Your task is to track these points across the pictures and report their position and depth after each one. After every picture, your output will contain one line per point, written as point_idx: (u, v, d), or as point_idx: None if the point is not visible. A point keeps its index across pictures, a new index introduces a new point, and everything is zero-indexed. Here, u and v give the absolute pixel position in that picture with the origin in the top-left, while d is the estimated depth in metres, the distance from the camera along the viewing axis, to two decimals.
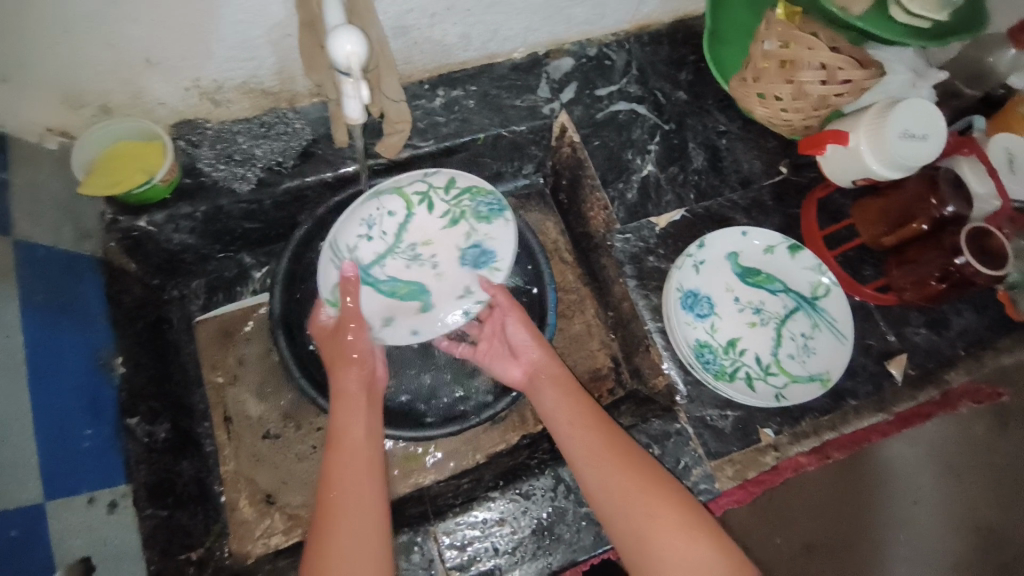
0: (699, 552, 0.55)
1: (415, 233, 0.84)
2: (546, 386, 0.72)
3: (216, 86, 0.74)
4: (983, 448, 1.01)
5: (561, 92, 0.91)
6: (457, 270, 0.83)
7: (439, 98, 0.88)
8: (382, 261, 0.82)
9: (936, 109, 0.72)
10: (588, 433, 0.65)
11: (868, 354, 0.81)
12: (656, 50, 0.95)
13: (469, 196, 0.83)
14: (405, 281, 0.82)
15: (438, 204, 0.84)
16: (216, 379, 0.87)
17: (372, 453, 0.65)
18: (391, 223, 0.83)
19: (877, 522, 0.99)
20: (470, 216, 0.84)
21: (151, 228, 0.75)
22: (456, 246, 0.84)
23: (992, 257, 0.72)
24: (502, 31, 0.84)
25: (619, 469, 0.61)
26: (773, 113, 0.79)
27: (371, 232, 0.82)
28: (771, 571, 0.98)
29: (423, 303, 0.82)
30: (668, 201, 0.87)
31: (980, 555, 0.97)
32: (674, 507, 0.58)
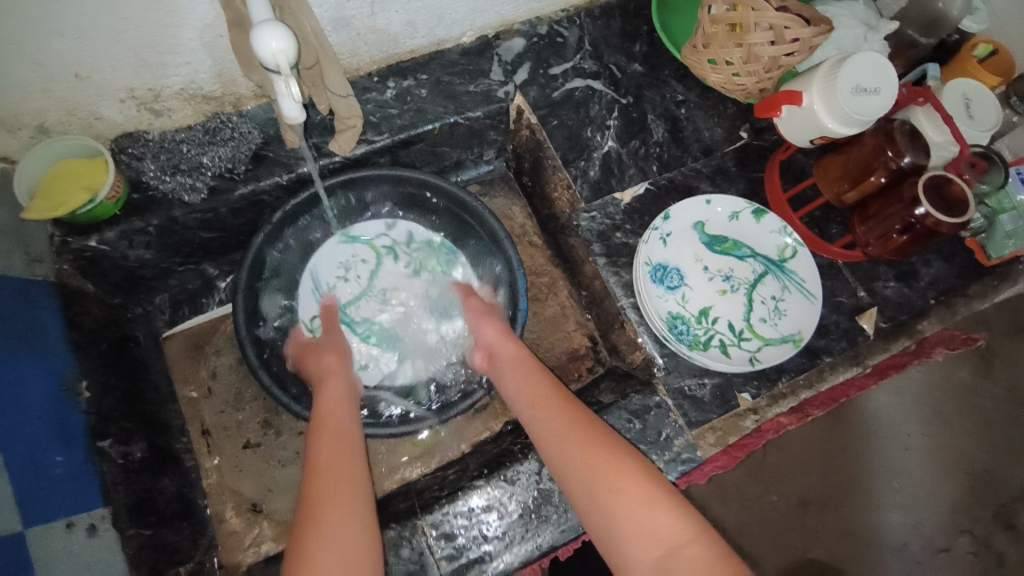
0: (658, 520, 0.54)
1: (385, 282, 0.90)
2: (508, 373, 0.74)
3: (154, 95, 0.72)
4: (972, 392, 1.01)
5: (515, 74, 0.90)
6: (426, 323, 0.89)
7: (390, 90, 0.86)
8: (357, 304, 0.88)
9: (885, 61, 0.72)
10: (552, 412, 0.66)
11: (841, 310, 0.81)
12: (608, 23, 0.93)
13: (426, 248, 0.91)
14: (381, 328, 0.88)
15: (404, 257, 0.91)
16: (190, 394, 0.85)
17: (352, 437, 0.65)
18: (364, 269, 0.90)
19: (870, 474, 0.99)
20: (432, 269, 0.91)
21: (105, 247, 0.74)
22: (426, 299, 0.90)
23: (953, 205, 0.72)
24: (448, 16, 0.82)
25: (580, 444, 0.61)
26: (726, 79, 0.80)
27: (348, 275, 0.89)
28: (766, 533, 0.99)
29: (396, 355, 0.87)
30: (631, 175, 0.86)
31: (976, 497, 0.98)
32: (633, 478, 0.57)
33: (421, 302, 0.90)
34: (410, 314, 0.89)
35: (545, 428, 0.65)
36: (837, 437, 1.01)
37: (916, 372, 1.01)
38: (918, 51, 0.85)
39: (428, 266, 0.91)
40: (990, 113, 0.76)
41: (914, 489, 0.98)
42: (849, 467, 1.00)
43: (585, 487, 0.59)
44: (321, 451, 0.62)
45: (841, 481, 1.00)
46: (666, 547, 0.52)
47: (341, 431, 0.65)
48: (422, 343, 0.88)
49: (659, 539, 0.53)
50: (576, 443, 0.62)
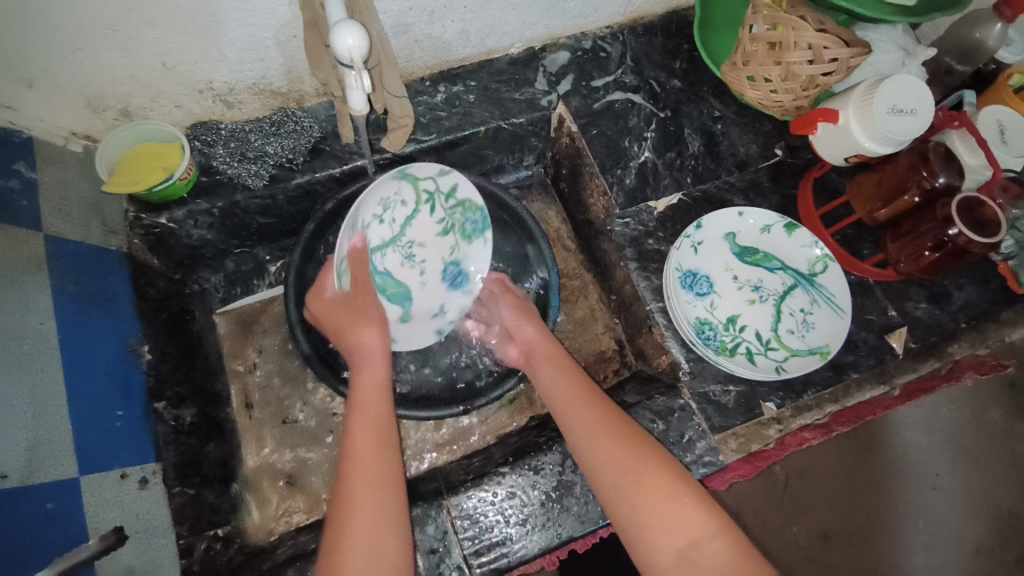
0: (685, 514, 0.56)
1: (415, 232, 0.88)
2: (543, 369, 0.76)
3: (229, 88, 0.78)
4: (1000, 434, 1.03)
5: (558, 84, 0.94)
6: (436, 286, 0.90)
7: (440, 94, 0.91)
8: (383, 250, 0.86)
9: (920, 83, 0.74)
10: (582, 408, 0.67)
11: (870, 328, 0.81)
12: (650, 40, 0.97)
13: (461, 210, 0.87)
14: (397, 279, 0.88)
15: (439, 209, 0.88)
16: (237, 368, 0.90)
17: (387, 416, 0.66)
18: (401, 212, 0.87)
19: (897, 507, 1.00)
20: (458, 232, 0.89)
21: (172, 225, 0.80)
22: (442, 261, 0.90)
23: (984, 226, 0.72)
24: (498, 27, 0.88)
25: (609, 440, 0.63)
26: (765, 95, 0.83)
27: (383, 216, 0.85)
28: (788, 563, 0.98)
29: (405, 311, 0.88)
30: (666, 185, 0.89)
31: (1001, 540, 0.98)
32: (661, 474, 0.59)
33: (440, 259, 0.90)
34: (427, 272, 0.90)
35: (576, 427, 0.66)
36: (863, 470, 1.02)
37: (946, 411, 1.04)
38: (954, 78, 0.87)
39: (459, 228, 0.88)
40: None
41: (938, 525, 0.99)
42: (874, 496, 1.01)
43: (610, 482, 0.60)
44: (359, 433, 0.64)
45: (865, 514, 1.00)
46: (692, 539, 0.54)
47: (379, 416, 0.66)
48: (428, 302, 0.89)
49: (684, 531, 0.55)
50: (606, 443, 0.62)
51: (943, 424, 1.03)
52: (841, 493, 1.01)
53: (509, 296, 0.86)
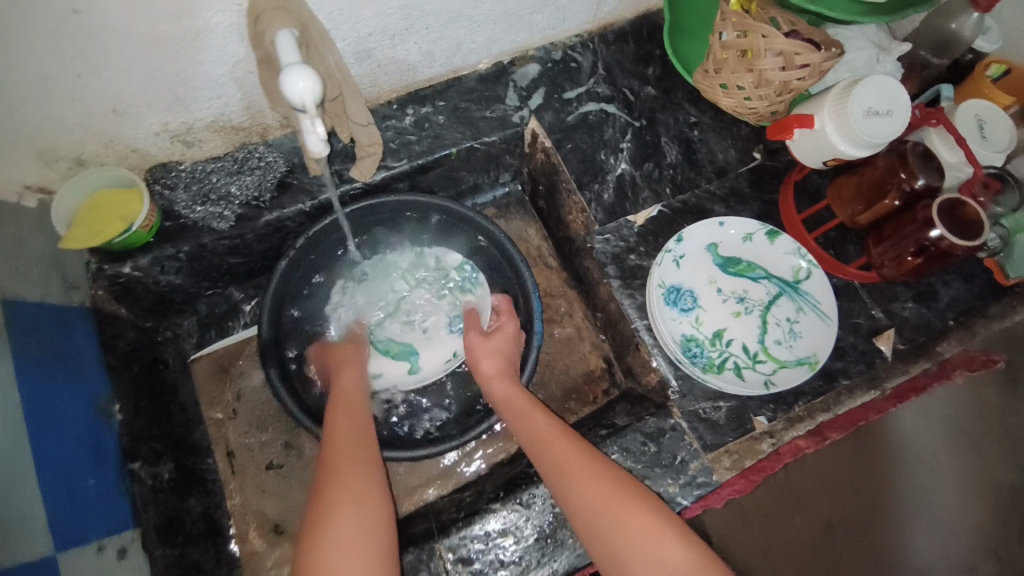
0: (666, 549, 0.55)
1: (409, 301, 0.93)
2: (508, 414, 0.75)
3: (186, 128, 0.75)
4: (996, 411, 0.97)
5: (530, 99, 0.92)
6: (442, 337, 0.91)
7: (409, 117, 0.89)
8: (379, 323, 0.92)
9: (897, 84, 0.73)
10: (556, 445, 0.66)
11: (858, 333, 0.80)
12: (622, 47, 0.95)
13: (451, 274, 0.93)
14: (398, 340, 0.91)
15: (429, 281, 0.93)
16: (216, 414, 0.88)
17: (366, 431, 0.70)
18: (388, 291, 0.93)
19: (896, 493, 0.96)
20: (455, 292, 0.92)
21: (137, 273, 0.77)
22: (443, 315, 0.92)
23: (967, 226, 0.71)
24: (465, 44, 0.85)
25: (588, 478, 0.62)
26: (738, 103, 0.81)
27: (371, 296, 0.93)
28: (789, 556, 0.95)
29: (413, 365, 0.90)
30: (645, 198, 0.87)
31: (1005, 521, 0.93)
32: (639, 511, 0.58)
33: (441, 316, 0.92)
34: (429, 329, 0.92)
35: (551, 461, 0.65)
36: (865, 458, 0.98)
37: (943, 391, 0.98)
38: (931, 72, 0.86)
39: (455, 291, 0.93)
40: (1005, 134, 0.75)
41: (945, 510, 0.95)
42: (876, 486, 0.97)
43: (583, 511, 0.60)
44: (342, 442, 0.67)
45: (869, 503, 0.97)
46: None
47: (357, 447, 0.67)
48: (436, 356, 0.90)
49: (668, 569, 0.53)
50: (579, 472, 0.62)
51: (944, 407, 0.97)
52: (844, 481, 0.98)
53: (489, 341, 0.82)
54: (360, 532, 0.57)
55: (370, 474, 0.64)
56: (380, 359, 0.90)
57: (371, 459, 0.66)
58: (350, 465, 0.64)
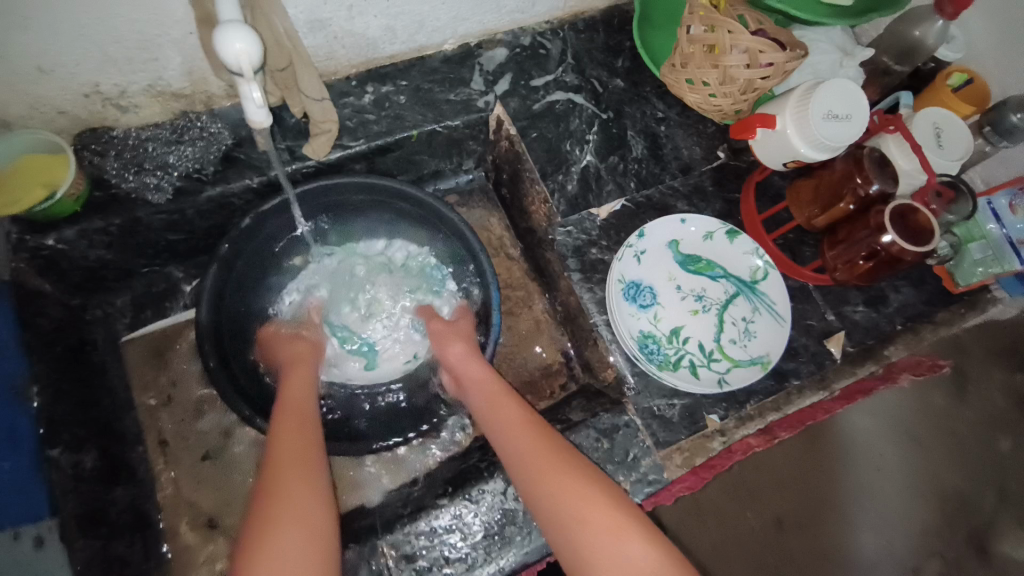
0: (630, 549, 0.54)
1: (376, 293, 0.91)
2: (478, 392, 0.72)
3: (120, 91, 0.69)
4: (943, 415, 0.98)
5: (495, 84, 0.90)
6: (401, 336, 0.90)
7: (368, 95, 0.85)
8: (339, 310, 0.90)
9: (856, 89, 0.73)
10: (523, 436, 0.64)
11: (810, 333, 0.81)
12: (591, 37, 0.94)
13: (423, 268, 0.91)
14: (357, 334, 0.89)
15: (397, 272, 0.92)
16: (149, 400, 0.83)
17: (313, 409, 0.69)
18: (356, 278, 0.91)
19: (844, 491, 0.97)
20: (421, 288, 0.91)
21: (62, 246, 0.71)
22: (406, 314, 0.91)
23: (918, 233, 0.72)
24: (429, 22, 0.82)
25: (559, 471, 0.60)
26: (703, 99, 0.81)
27: (336, 283, 0.90)
28: (736, 550, 0.95)
29: (369, 360, 0.88)
30: (609, 191, 0.86)
31: (948, 523, 0.95)
32: (607, 507, 0.57)
33: (402, 313, 0.91)
34: (392, 325, 0.90)
35: (516, 451, 0.63)
36: (814, 456, 0.98)
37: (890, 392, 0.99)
38: (892, 78, 0.88)
39: (422, 287, 0.91)
40: (960, 144, 0.77)
41: (887, 510, 0.95)
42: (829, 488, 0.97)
43: (552, 509, 0.58)
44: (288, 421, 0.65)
45: (817, 500, 0.97)
46: None
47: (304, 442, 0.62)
48: (397, 350, 0.89)
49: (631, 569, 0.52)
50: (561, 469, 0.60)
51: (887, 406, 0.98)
52: (793, 477, 0.98)
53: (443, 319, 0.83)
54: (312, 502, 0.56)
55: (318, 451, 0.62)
56: (337, 349, 0.88)
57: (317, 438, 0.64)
58: (296, 443, 0.62)
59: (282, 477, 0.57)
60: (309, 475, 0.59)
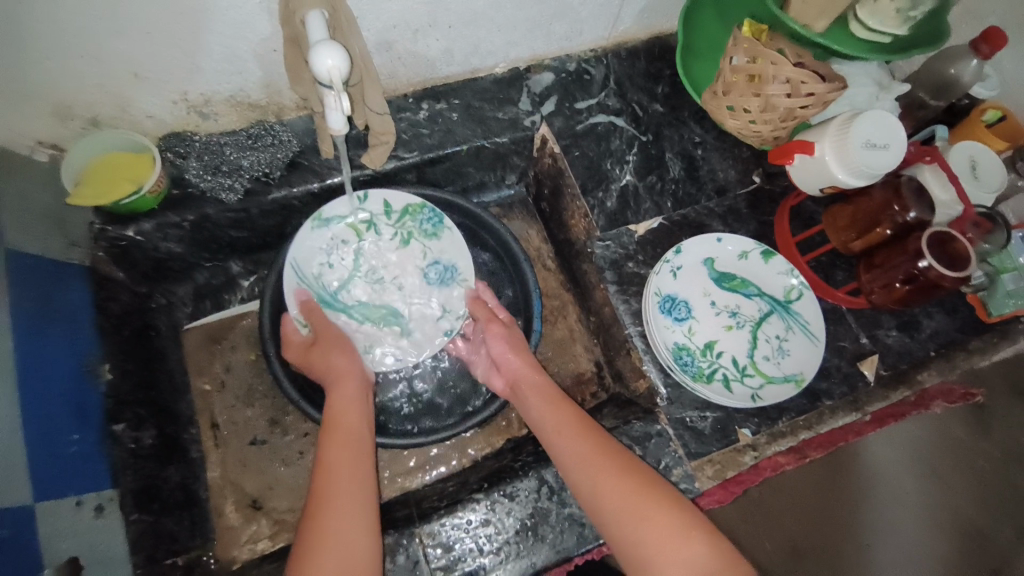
0: (687, 548, 0.57)
1: (372, 255, 0.88)
2: (529, 396, 0.77)
3: (204, 99, 0.76)
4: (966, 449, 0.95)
5: (541, 105, 0.95)
6: (421, 288, 0.88)
7: (423, 111, 0.91)
8: (348, 286, 0.87)
9: (895, 122, 0.76)
10: (576, 439, 0.68)
11: (841, 355, 0.83)
12: (633, 65, 0.99)
13: (409, 215, 0.88)
14: (377, 305, 0.87)
15: (385, 229, 0.88)
16: (204, 385, 0.88)
17: (358, 424, 0.70)
18: (348, 249, 0.87)
19: (858, 522, 0.96)
20: (419, 235, 0.89)
21: (139, 237, 0.78)
22: (415, 266, 0.89)
23: (954, 259, 0.73)
24: (483, 46, 0.88)
25: (611, 476, 0.63)
26: (743, 125, 0.84)
27: (331, 261, 0.86)
28: None
29: (402, 328, 0.87)
30: (646, 209, 0.90)
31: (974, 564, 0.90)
32: (663, 510, 0.60)
33: (410, 265, 0.89)
34: (405, 284, 0.88)
35: (570, 456, 0.67)
36: (829, 486, 0.99)
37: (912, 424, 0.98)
38: (927, 112, 0.90)
39: (417, 232, 0.89)
40: (995, 177, 0.79)
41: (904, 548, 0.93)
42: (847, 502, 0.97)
43: (613, 518, 0.61)
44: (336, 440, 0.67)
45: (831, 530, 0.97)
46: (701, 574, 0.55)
47: (352, 460, 0.65)
48: (422, 309, 0.88)
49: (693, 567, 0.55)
50: (608, 478, 0.63)
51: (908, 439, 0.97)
52: (809, 505, 0.99)
53: (493, 323, 0.84)
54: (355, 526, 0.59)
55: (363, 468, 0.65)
56: (366, 327, 0.86)
57: (364, 452, 0.67)
58: (344, 463, 0.65)
59: (328, 504, 0.61)
60: (355, 494, 0.62)
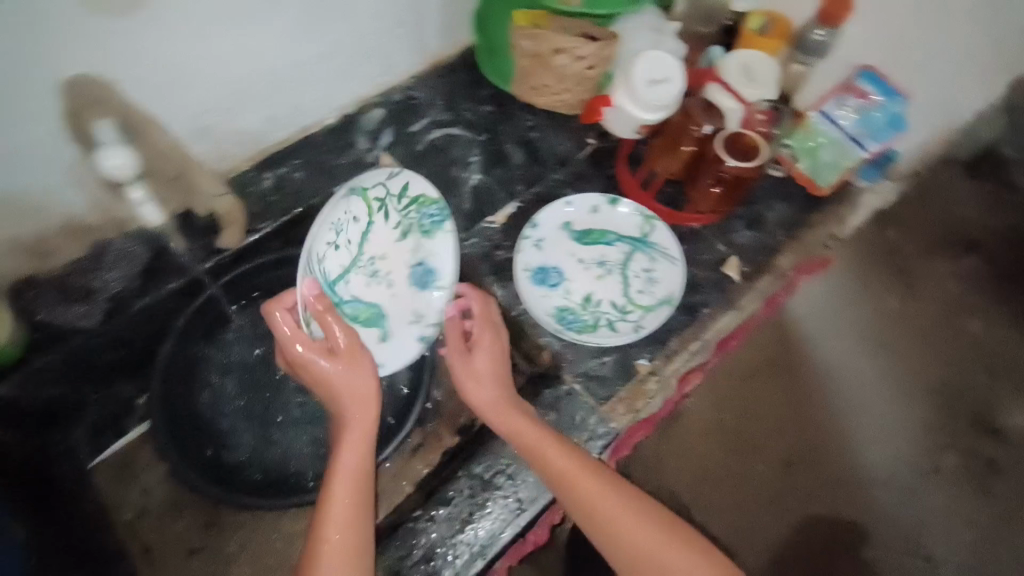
0: (677, 556, 0.64)
1: (373, 244, 0.83)
2: (495, 417, 0.74)
3: (39, 239, 0.77)
4: (909, 314, 1.42)
5: (379, 139, 1.01)
6: (404, 292, 0.84)
7: (268, 180, 0.94)
8: (346, 277, 0.81)
9: (665, 54, 0.82)
10: (571, 457, 0.71)
11: (707, 265, 0.90)
12: (454, 77, 1.05)
13: (416, 207, 0.81)
14: (365, 304, 0.84)
15: (393, 214, 0.81)
16: (125, 517, 0.85)
17: (362, 472, 0.68)
18: (354, 231, 0.80)
19: (837, 413, 1.33)
20: (417, 229, 0.82)
21: (13, 391, 0.79)
22: (405, 262, 0.84)
23: (747, 153, 0.82)
24: (303, 103, 0.93)
25: (606, 491, 0.69)
26: (550, 97, 0.93)
27: (339, 241, 0.78)
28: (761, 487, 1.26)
29: (384, 331, 0.84)
30: (501, 199, 0.97)
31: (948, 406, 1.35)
32: (657, 524, 0.67)
33: (401, 258, 0.84)
34: (394, 280, 0.85)
35: (557, 474, 0.70)
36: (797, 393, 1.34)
37: (868, 310, 1.41)
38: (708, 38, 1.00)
39: (418, 227, 0.82)
40: (771, 75, 0.86)
41: (877, 420, 1.33)
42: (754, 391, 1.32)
43: (608, 528, 0.67)
44: (336, 495, 0.66)
45: (813, 429, 1.31)
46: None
47: (350, 511, 0.66)
48: (404, 309, 0.84)
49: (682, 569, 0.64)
50: (606, 497, 0.68)
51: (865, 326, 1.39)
52: (788, 411, 1.32)
53: (456, 343, 0.79)
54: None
55: (363, 522, 0.66)
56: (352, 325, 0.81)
57: (367, 499, 0.67)
58: (343, 517, 0.65)
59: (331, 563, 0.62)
60: (353, 547, 0.64)
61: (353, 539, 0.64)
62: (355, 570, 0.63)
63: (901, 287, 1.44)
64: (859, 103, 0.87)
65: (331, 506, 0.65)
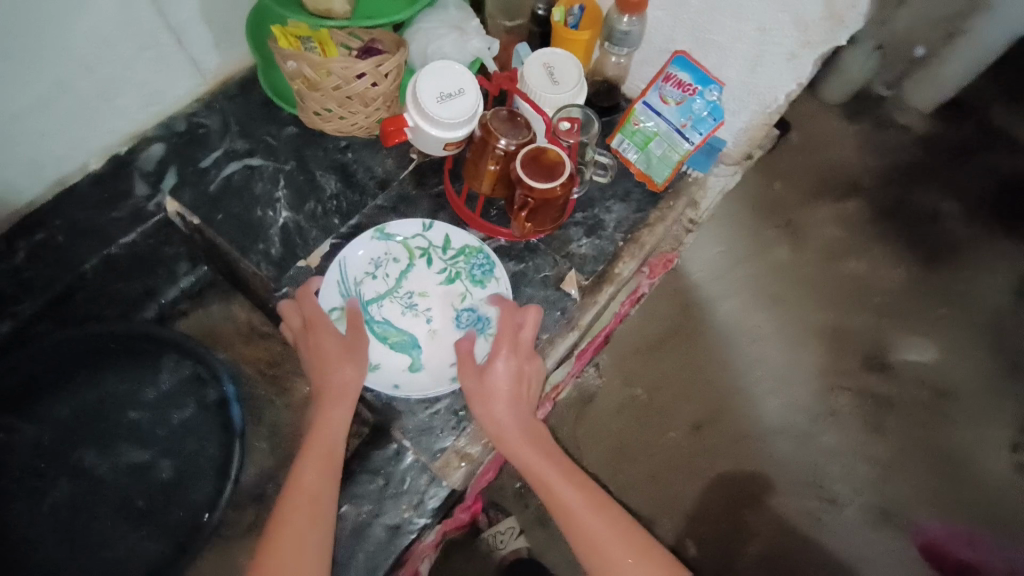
0: None
1: (414, 283, 0.81)
2: (514, 439, 0.72)
3: None
4: (808, 262, 1.45)
5: (161, 183, 0.86)
6: (450, 334, 0.79)
7: (22, 251, 0.80)
8: (380, 302, 0.79)
9: (453, 62, 0.74)
10: (578, 490, 0.69)
11: (545, 284, 0.83)
12: (249, 96, 0.91)
13: (466, 256, 0.82)
14: (399, 329, 0.78)
15: (438, 261, 0.82)
16: None
17: (333, 462, 0.69)
18: (394, 267, 0.81)
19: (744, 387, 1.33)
20: (466, 277, 0.81)
21: None
22: (452, 307, 0.80)
23: (549, 171, 0.72)
24: (44, 156, 0.78)
25: (613, 532, 0.66)
26: (338, 123, 0.80)
27: (376, 271, 0.80)
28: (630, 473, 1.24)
29: (413, 360, 0.77)
30: (315, 237, 0.84)
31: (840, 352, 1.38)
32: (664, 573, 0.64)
33: (447, 305, 0.81)
34: (434, 318, 0.80)
35: (561, 503, 0.68)
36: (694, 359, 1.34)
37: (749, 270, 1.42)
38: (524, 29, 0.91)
39: (466, 275, 0.81)
40: (573, 73, 0.78)
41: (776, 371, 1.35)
42: (658, 369, 1.33)
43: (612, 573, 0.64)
44: (305, 478, 0.67)
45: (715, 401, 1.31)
46: None
47: (313, 489, 0.67)
48: (443, 350, 0.78)
49: None
50: (614, 539, 0.66)
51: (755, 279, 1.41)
52: (693, 390, 1.32)
53: (467, 360, 0.74)
54: (301, 556, 0.63)
55: (326, 504, 0.67)
56: (375, 346, 0.76)
57: (331, 483, 0.68)
58: (305, 497, 0.66)
59: (284, 538, 0.64)
60: (303, 529, 0.64)
61: (306, 521, 0.65)
62: (307, 551, 0.63)
63: (787, 241, 1.47)
64: (678, 92, 0.81)
65: (293, 490, 0.67)
